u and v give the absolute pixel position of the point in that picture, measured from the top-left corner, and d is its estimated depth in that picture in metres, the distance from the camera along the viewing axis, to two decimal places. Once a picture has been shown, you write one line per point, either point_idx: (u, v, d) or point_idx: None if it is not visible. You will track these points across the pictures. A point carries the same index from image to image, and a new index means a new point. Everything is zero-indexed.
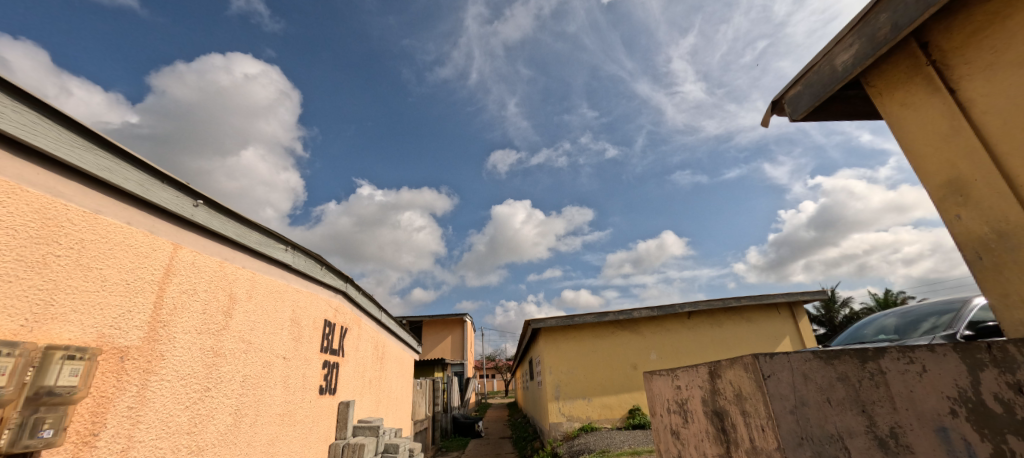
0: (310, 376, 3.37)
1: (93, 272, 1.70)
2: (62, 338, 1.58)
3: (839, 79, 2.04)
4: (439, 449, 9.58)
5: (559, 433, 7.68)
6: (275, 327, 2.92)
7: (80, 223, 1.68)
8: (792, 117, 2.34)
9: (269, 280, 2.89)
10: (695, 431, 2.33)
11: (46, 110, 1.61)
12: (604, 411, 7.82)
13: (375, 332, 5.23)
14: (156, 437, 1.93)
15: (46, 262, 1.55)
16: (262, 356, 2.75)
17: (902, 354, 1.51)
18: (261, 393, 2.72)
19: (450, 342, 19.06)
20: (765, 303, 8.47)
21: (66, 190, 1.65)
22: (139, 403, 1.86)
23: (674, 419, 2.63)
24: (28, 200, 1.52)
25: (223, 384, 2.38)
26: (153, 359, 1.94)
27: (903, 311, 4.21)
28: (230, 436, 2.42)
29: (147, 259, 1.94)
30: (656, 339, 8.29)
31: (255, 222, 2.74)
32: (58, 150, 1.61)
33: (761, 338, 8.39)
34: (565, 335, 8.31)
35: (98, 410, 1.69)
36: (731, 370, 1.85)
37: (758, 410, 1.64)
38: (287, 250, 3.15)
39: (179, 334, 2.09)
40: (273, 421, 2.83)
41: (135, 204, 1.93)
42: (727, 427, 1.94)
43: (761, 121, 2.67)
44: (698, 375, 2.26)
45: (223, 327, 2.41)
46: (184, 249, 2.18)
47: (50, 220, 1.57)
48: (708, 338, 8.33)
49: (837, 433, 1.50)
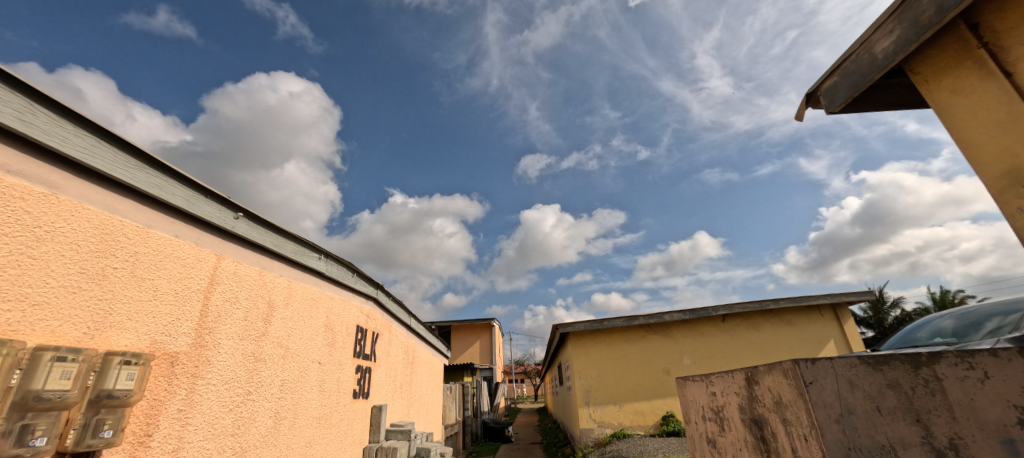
0: (345, 380, 3.47)
1: (146, 283, 1.83)
2: (120, 345, 1.71)
3: (879, 67, 1.93)
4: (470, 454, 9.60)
5: (591, 439, 7.55)
6: (311, 332, 3.03)
7: (134, 237, 1.81)
8: (828, 109, 2.24)
9: (304, 288, 3.01)
10: (732, 439, 2.25)
11: (104, 134, 1.75)
12: (636, 418, 7.63)
13: (405, 337, 5.34)
14: (203, 439, 2.04)
15: (105, 274, 1.68)
16: (299, 361, 2.86)
17: (960, 360, 1.42)
18: (299, 396, 2.83)
19: (479, 347, 19.11)
20: (805, 306, 8.09)
21: (121, 207, 1.79)
22: (188, 406, 1.98)
23: (710, 427, 2.53)
24: (90, 217, 1.65)
25: (264, 388, 2.50)
26: (200, 364, 2.06)
27: (962, 313, 3.90)
28: (271, 439, 2.52)
29: (192, 269, 2.07)
30: (688, 344, 8.04)
31: (291, 233, 2.86)
32: (114, 171, 1.75)
33: (801, 341, 8.00)
34: (594, 340, 8.19)
35: (152, 412, 1.81)
36: (769, 377, 1.84)
37: (800, 418, 1.62)
38: (320, 258, 3.26)
39: (223, 340, 2.21)
40: (310, 424, 2.94)
41: (182, 218, 2.07)
42: (767, 436, 1.90)
43: (798, 114, 2.59)
44: (733, 382, 2.21)
45: (264, 333, 2.53)
46: (227, 260, 2.30)
47: (109, 236, 1.71)
48: (744, 342, 8.01)
49: (889, 443, 1.46)
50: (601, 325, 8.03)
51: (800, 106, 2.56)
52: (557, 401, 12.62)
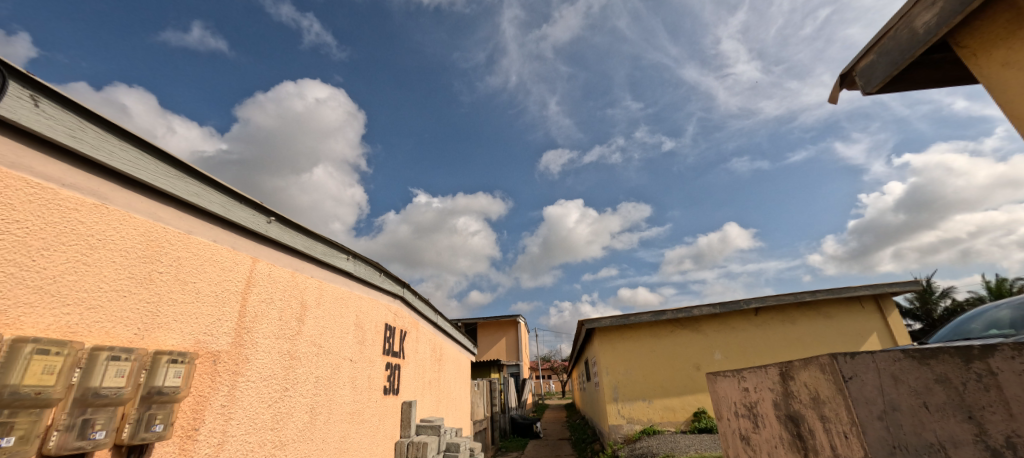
0: (375, 377, 3.57)
1: (188, 285, 1.95)
2: (167, 345, 1.83)
3: (920, 43, 1.82)
4: (499, 450, 9.69)
5: (620, 436, 7.47)
6: (342, 331, 3.13)
7: (177, 243, 1.92)
8: (865, 90, 2.13)
9: (334, 288, 3.11)
10: (767, 436, 2.18)
11: (147, 147, 1.86)
12: (666, 414, 7.49)
13: (432, 334, 5.43)
14: (245, 433, 2.15)
15: (152, 278, 1.79)
16: (332, 359, 2.96)
17: (1017, 352, 1.34)
18: (332, 392, 2.93)
19: (505, 344, 19.21)
20: (844, 297, 7.72)
21: (164, 214, 1.90)
22: (230, 402, 2.08)
23: (743, 424, 2.47)
24: (136, 225, 1.76)
25: (300, 385, 2.60)
26: (240, 362, 2.17)
27: (1020, 303, 3.63)
28: (308, 433, 2.63)
29: (230, 272, 2.17)
30: (719, 338, 7.82)
31: (320, 235, 2.96)
32: (157, 181, 1.86)
33: (840, 334, 7.65)
34: (622, 335, 8.08)
35: (198, 407, 1.92)
36: (805, 372, 1.78)
37: (839, 414, 1.56)
38: (349, 259, 3.35)
39: (260, 339, 2.32)
40: (344, 419, 3.04)
41: (219, 224, 2.18)
42: (804, 433, 1.83)
43: (833, 97, 2.48)
44: (767, 377, 2.14)
45: (298, 332, 2.64)
46: (262, 262, 2.41)
47: (153, 242, 1.81)
48: (778, 336, 7.72)
49: (937, 441, 1.39)
50: (629, 320, 7.92)
51: (834, 88, 2.45)
52: (585, 397, 12.55)
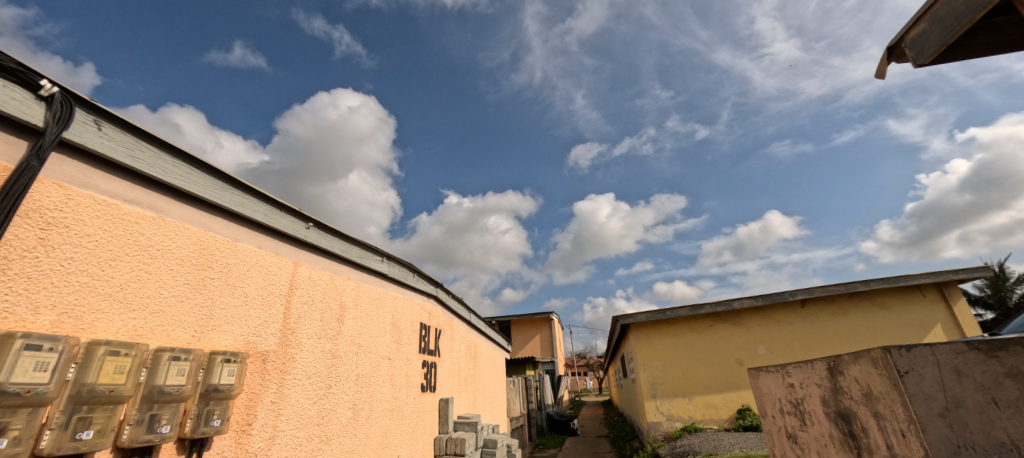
0: (412, 375, 3.67)
1: (238, 289, 2.08)
2: (221, 345, 1.96)
3: (978, 7, 1.66)
4: (535, 447, 9.69)
5: (660, 433, 7.31)
6: (379, 330, 3.23)
7: (226, 251, 2.05)
8: (916, 62, 1.97)
9: (370, 289, 3.22)
10: (815, 435, 2.06)
11: (196, 161, 2.00)
12: (708, 411, 7.24)
13: (466, 332, 5.50)
14: (294, 427, 2.27)
15: (205, 284, 1.92)
16: (371, 357, 3.07)
17: None
18: (372, 390, 3.04)
19: (540, 341, 19.18)
20: (902, 286, 7.17)
21: (213, 224, 2.04)
22: (279, 398, 2.21)
23: (789, 421, 2.35)
24: (190, 234, 1.90)
25: (342, 382, 2.72)
26: (287, 361, 2.29)
27: None
28: (351, 428, 2.74)
29: (274, 276, 2.29)
30: (763, 332, 7.46)
31: (356, 238, 3.07)
32: (206, 193, 1.99)
33: (899, 325, 7.13)
34: (658, 331, 7.87)
35: (251, 404, 2.05)
36: (856, 366, 1.67)
37: (896, 412, 1.47)
38: (383, 260, 3.45)
39: (304, 339, 2.44)
40: (385, 416, 3.14)
41: (262, 231, 2.31)
42: (856, 431, 1.72)
43: (880, 71, 2.31)
44: (814, 373, 2.03)
45: (338, 332, 2.75)
46: (303, 266, 2.53)
47: (205, 250, 1.95)
48: (828, 328, 7.28)
49: (1010, 440, 1.29)
50: (665, 315, 7.70)
51: (881, 62, 2.28)
52: (623, 394, 12.34)
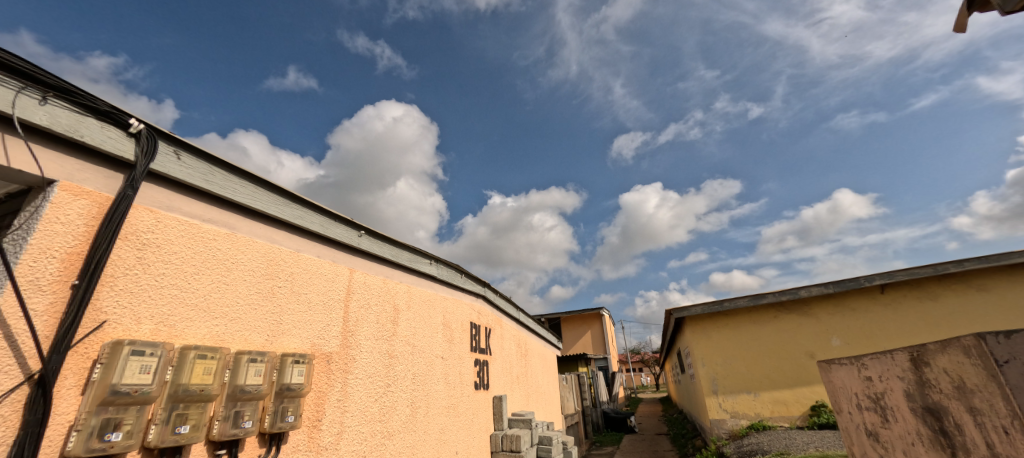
0: (466, 373, 3.76)
1: (302, 296, 2.24)
2: (291, 348, 2.13)
3: None
4: (591, 445, 9.55)
5: (724, 431, 6.92)
6: (432, 330, 3.35)
7: (290, 260, 2.22)
8: (1005, 10, 1.72)
9: (421, 291, 3.33)
10: (900, 433, 1.86)
11: (259, 180, 2.18)
12: (777, 408, 6.76)
13: (516, 330, 5.54)
14: (359, 423, 2.42)
15: (273, 291, 2.10)
16: (425, 357, 3.18)
17: None
18: (429, 388, 3.15)
19: (591, 337, 18.87)
20: (1004, 264, 6.30)
21: (277, 236, 2.22)
22: (344, 396, 2.35)
23: (869, 418, 2.14)
24: (258, 247, 2.08)
25: (400, 381, 2.85)
26: (349, 361, 2.44)
27: None
28: (411, 424, 2.87)
29: (333, 282, 2.45)
30: (837, 322, 6.85)
31: (404, 243, 3.19)
32: (269, 208, 2.17)
33: (1003, 309, 6.30)
34: (716, 324, 7.46)
35: (319, 401, 2.21)
36: (943, 356, 1.50)
37: (995, 406, 1.31)
38: (431, 263, 3.56)
39: (363, 340, 2.58)
40: (441, 413, 3.25)
41: (320, 241, 2.47)
42: (950, 429, 1.54)
43: (961, 24, 2.04)
44: (895, 364, 1.84)
45: (394, 333, 2.88)
46: (358, 272, 2.68)
47: (272, 261, 2.12)
48: (917, 315, 6.57)
49: None
50: (723, 307, 7.29)
51: (962, 13, 2.02)
52: (681, 390, 11.85)
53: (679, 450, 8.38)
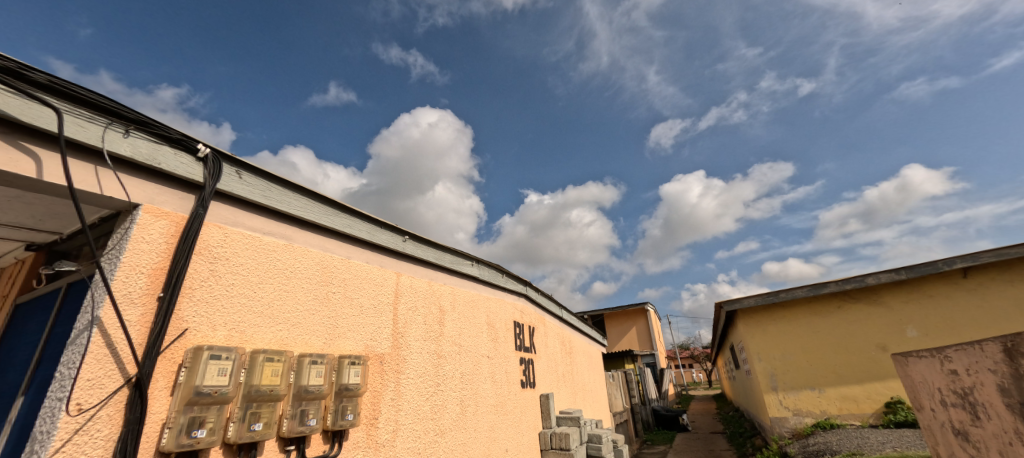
0: (512, 371, 3.82)
1: (354, 300, 2.37)
2: (347, 349, 2.26)
3: None
4: (642, 443, 9.37)
5: (786, 430, 6.56)
6: (477, 330, 3.42)
7: (341, 267, 2.35)
8: None
9: (465, 292, 3.42)
10: (993, 431, 1.74)
11: (310, 192, 2.33)
12: (846, 406, 6.35)
13: (559, 328, 5.54)
14: (412, 421, 2.53)
15: (328, 297, 2.23)
16: (472, 356, 3.26)
17: None
18: (476, 386, 3.23)
19: (636, 333, 18.49)
20: None
21: (330, 245, 2.35)
22: (397, 395, 2.47)
23: (955, 415, 1.99)
24: (313, 256, 2.22)
25: (448, 380, 2.94)
26: (400, 362, 2.55)
27: None
28: (462, 422, 2.96)
29: (382, 287, 2.57)
30: (912, 311, 6.35)
31: (446, 245, 3.29)
32: (321, 219, 2.31)
33: None
34: (772, 316, 7.09)
35: (375, 400, 2.33)
36: None
37: None
38: (473, 264, 3.64)
39: (412, 342, 2.69)
40: (490, 411, 3.32)
41: (368, 247, 2.60)
42: None
43: None
44: (982, 359, 1.75)
45: (441, 334, 2.98)
46: (404, 276, 2.79)
47: (326, 268, 2.26)
48: (1006, 300, 5.99)
49: None
50: (778, 298, 6.94)
51: None
52: (735, 386, 11.38)
53: (737, 449, 8.04)
